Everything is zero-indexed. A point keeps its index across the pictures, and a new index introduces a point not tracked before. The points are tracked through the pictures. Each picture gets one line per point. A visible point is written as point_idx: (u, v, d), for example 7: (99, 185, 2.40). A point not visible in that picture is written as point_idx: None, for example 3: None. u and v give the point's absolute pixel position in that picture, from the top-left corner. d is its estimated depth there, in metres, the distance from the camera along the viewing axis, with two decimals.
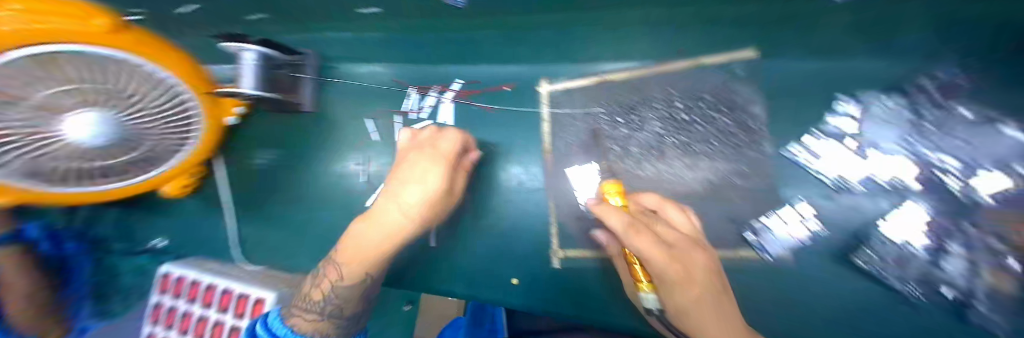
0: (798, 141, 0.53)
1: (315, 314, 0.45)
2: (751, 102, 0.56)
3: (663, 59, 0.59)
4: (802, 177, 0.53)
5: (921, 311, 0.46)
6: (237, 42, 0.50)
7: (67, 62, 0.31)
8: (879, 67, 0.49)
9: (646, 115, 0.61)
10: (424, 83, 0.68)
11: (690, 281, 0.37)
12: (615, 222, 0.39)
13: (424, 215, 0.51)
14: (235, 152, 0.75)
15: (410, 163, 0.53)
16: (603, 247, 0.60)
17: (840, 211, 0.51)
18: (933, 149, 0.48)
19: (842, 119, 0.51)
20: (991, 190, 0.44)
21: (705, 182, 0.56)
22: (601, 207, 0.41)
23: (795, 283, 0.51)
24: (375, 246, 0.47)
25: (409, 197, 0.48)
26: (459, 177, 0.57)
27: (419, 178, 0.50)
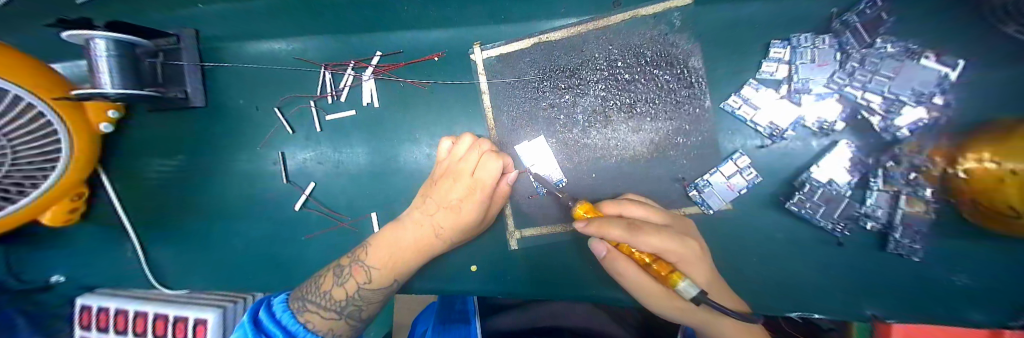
0: (737, 93, 0.52)
1: (333, 313, 0.47)
2: (691, 55, 0.53)
3: (599, 14, 0.55)
4: (738, 128, 0.53)
5: (837, 240, 0.51)
6: (81, 30, 0.40)
7: None
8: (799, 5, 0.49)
9: (588, 79, 0.56)
10: (337, 59, 0.59)
11: (690, 261, 0.39)
12: (618, 232, 0.36)
13: (455, 236, 0.52)
14: (134, 164, 0.65)
15: (447, 189, 0.51)
16: (557, 221, 0.58)
17: (772, 158, 0.52)
18: (859, 88, 0.46)
19: (775, 64, 0.50)
20: (909, 123, 0.44)
21: (649, 144, 0.55)
22: (596, 224, 0.38)
23: (732, 229, 0.54)
24: (414, 249, 0.51)
25: (443, 219, 0.51)
26: (496, 205, 0.52)
27: (455, 202, 0.50)
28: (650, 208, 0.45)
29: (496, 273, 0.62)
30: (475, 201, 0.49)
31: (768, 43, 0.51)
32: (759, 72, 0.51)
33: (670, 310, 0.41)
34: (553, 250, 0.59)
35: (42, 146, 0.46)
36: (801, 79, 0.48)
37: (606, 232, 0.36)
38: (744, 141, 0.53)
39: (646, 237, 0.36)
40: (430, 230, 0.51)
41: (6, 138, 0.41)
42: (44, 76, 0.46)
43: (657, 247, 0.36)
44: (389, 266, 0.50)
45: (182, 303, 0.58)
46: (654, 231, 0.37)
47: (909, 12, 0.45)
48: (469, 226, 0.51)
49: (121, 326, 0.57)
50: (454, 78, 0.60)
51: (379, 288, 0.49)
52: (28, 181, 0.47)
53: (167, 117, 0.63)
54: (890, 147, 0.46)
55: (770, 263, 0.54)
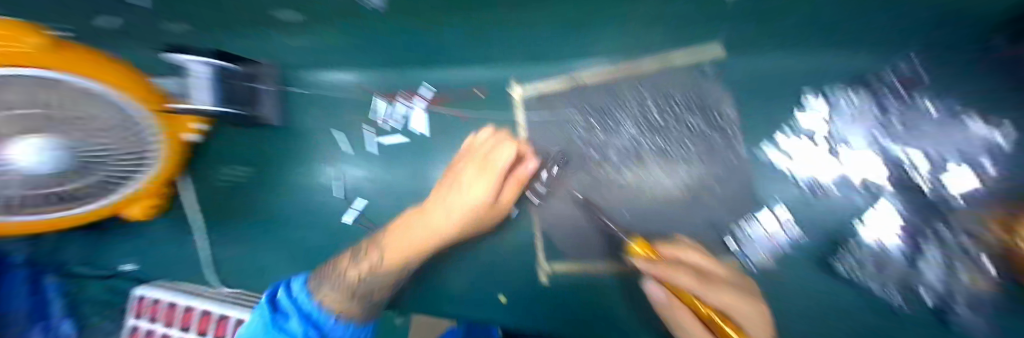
0: (771, 139, 0.52)
1: (343, 286, 0.56)
2: (723, 102, 0.53)
3: (629, 59, 0.57)
4: (780, 180, 0.52)
5: (890, 307, 0.48)
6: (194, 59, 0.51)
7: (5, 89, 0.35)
8: (843, 58, 0.47)
9: (621, 121, 0.59)
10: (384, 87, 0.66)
11: (754, 322, 0.40)
12: (688, 279, 0.40)
13: (462, 223, 0.61)
14: (204, 171, 0.72)
15: (467, 175, 0.62)
16: (585, 256, 0.59)
17: (816, 215, 0.51)
18: (900, 143, 0.46)
19: (810, 115, 0.49)
20: (962, 189, 0.44)
21: (683, 187, 0.56)
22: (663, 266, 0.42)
23: (770, 284, 0.52)
24: (425, 237, 0.60)
25: (456, 203, 0.60)
26: (506, 191, 0.61)
27: (467, 186, 0.60)
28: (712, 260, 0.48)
29: (520, 300, 0.63)
30: (488, 179, 0.60)
31: (802, 93, 0.49)
32: (793, 122, 0.50)
33: None
34: (581, 284, 0.60)
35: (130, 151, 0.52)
36: (841, 134, 0.49)
37: (673, 276, 0.41)
38: (784, 193, 0.52)
39: (716, 292, 0.39)
40: (443, 214, 0.60)
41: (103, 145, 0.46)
42: (150, 89, 0.53)
43: (726, 302, 0.39)
44: (402, 254, 0.59)
45: (223, 303, 0.65)
46: (724, 289, 0.41)
47: (949, 71, 0.42)
48: (475, 212, 0.60)
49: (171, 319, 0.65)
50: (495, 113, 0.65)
51: (388, 267, 0.59)
52: (120, 179, 0.55)
53: (240, 133, 0.71)
54: (946, 214, 0.45)
55: (814, 325, 0.51)
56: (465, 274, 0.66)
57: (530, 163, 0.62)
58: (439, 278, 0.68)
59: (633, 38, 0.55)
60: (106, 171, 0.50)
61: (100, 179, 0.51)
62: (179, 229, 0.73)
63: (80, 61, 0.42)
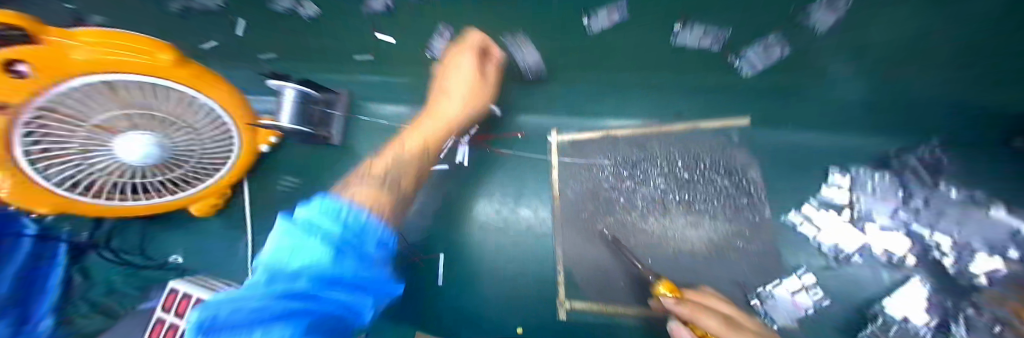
0: (798, 209, 0.57)
1: (376, 182, 0.47)
2: (749, 167, 0.60)
3: (662, 122, 0.65)
4: (804, 245, 0.56)
5: None
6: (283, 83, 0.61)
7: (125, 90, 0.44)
8: (856, 143, 0.57)
9: (649, 172, 0.64)
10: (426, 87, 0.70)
11: None
12: (714, 320, 0.39)
13: (465, 110, 0.64)
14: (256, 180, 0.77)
15: (455, 70, 0.65)
16: (606, 299, 0.61)
17: (841, 283, 0.53)
18: (927, 226, 0.52)
19: (834, 189, 0.56)
20: (984, 271, 0.47)
21: (707, 241, 0.59)
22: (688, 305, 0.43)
23: None
24: (436, 128, 0.63)
25: (452, 106, 0.64)
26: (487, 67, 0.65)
27: (455, 81, 0.64)
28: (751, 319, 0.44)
29: None
30: (468, 76, 0.63)
31: (829, 169, 0.57)
32: (823, 194, 0.57)
33: None
34: (598, 326, 0.60)
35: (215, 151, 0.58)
36: (863, 207, 0.54)
37: (698, 315, 0.41)
38: (809, 258, 0.55)
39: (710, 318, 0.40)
40: (441, 123, 0.63)
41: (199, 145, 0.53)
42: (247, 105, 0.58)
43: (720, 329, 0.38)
44: (417, 146, 0.59)
45: None
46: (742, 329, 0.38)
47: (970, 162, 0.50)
48: (472, 100, 0.64)
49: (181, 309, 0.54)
50: (532, 152, 0.72)
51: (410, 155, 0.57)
52: (199, 177, 0.60)
53: (302, 149, 0.78)
54: (969, 294, 0.47)
55: None
56: (483, 307, 0.65)
57: (496, 53, 0.65)
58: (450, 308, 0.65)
59: (664, 104, 0.65)
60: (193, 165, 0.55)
61: (186, 172, 0.56)
62: (212, 228, 0.75)
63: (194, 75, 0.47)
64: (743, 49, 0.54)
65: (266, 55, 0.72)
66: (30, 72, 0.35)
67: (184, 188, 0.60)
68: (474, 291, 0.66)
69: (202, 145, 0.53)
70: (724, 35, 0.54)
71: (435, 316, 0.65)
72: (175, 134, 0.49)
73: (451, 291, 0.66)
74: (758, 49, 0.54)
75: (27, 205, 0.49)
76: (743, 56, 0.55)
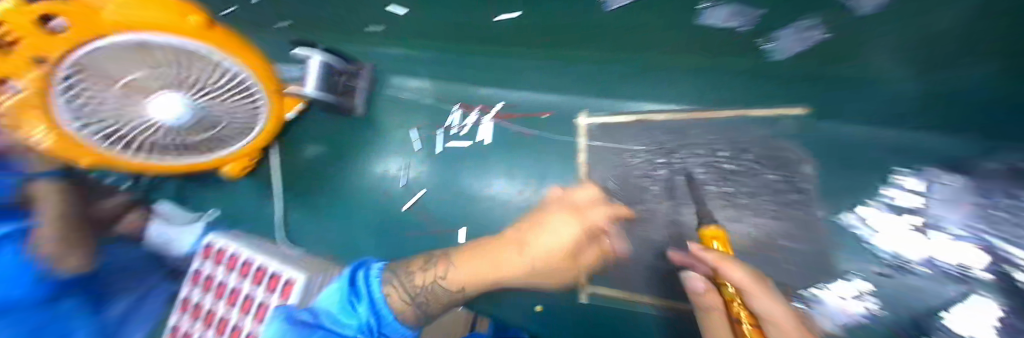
0: (850, 210, 0.52)
1: (409, 298, 0.49)
2: (804, 162, 0.56)
3: (706, 107, 0.63)
4: (855, 248, 0.50)
5: None
6: (308, 50, 0.57)
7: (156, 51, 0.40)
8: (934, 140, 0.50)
9: (688, 160, 0.60)
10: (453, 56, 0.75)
11: None
12: (743, 275, 0.32)
13: (537, 268, 0.51)
14: (282, 148, 0.78)
15: (552, 225, 0.51)
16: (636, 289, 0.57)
17: (901, 293, 0.46)
18: (1005, 238, 0.41)
19: (898, 191, 0.50)
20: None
21: (749, 236, 0.53)
22: (716, 253, 0.36)
23: None
24: (514, 267, 0.50)
25: (534, 252, 0.50)
26: (586, 245, 0.55)
27: (543, 237, 0.50)
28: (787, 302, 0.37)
29: (554, 319, 0.62)
30: (562, 241, 0.50)
31: (894, 169, 0.52)
32: (878, 196, 0.51)
33: None
34: (618, 313, 0.59)
35: (246, 115, 0.59)
36: (934, 214, 0.46)
37: (728, 267, 0.34)
38: (862, 265, 0.48)
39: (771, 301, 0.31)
40: (523, 268, 0.50)
41: (230, 107, 0.54)
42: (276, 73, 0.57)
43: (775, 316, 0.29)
44: (464, 279, 0.50)
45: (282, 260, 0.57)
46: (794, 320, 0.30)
47: None
48: (545, 263, 0.51)
49: (228, 267, 0.58)
50: (559, 134, 0.71)
51: (450, 286, 0.50)
52: (230, 138, 0.62)
53: (329, 118, 0.78)
54: None
55: None
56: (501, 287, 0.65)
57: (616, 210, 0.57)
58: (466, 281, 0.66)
59: (695, 90, 0.64)
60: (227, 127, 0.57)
61: (221, 134, 0.59)
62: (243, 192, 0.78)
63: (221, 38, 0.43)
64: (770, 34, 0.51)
65: (284, 22, 0.72)
66: (63, 28, 0.33)
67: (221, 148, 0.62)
68: None
69: (230, 111, 0.55)
70: (751, 16, 0.49)
71: None
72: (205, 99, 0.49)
73: None
74: (792, 31, 0.49)
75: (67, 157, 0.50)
76: (769, 40, 0.52)
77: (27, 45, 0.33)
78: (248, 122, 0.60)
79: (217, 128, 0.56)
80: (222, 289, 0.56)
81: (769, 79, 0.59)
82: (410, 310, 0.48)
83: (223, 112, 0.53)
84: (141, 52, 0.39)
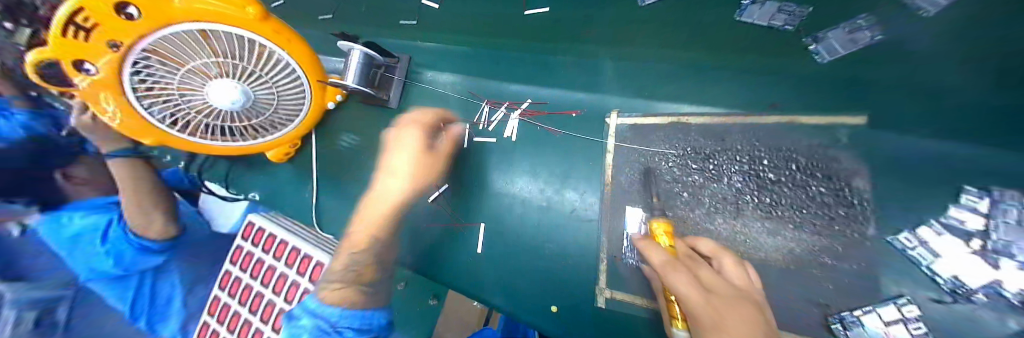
0: (911, 231, 0.45)
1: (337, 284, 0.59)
2: (855, 175, 0.49)
3: (752, 111, 0.59)
4: (903, 273, 0.45)
5: None
6: (350, 43, 0.59)
7: (215, 39, 0.50)
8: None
9: (724, 168, 0.57)
10: (484, 50, 0.78)
11: (717, 306, 0.38)
12: (661, 257, 0.46)
13: (418, 179, 0.64)
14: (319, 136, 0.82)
15: (405, 141, 0.65)
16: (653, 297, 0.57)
17: (949, 321, 0.42)
18: None
19: (966, 213, 0.42)
20: None
21: (788, 252, 0.51)
22: (646, 243, 0.50)
23: None
24: (392, 197, 0.63)
25: (402, 167, 0.63)
26: (429, 160, 0.66)
27: (394, 164, 0.64)
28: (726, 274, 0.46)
29: (571, 321, 0.64)
30: (404, 157, 0.63)
31: (963, 188, 0.43)
32: (946, 217, 0.43)
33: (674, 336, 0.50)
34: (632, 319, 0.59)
35: (293, 104, 0.65)
36: (1003, 240, 0.38)
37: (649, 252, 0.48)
38: (915, 289, 0.44)
39: (679, 277, 0.41)
40: (401, 189, 0.63)
41: (277, 95, 0.60)
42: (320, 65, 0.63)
43: (687, 291, 0.40)
44: (361, 238, 0.63)
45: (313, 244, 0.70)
46: (699, 289, 0.40)
47: None
48: (418, 182, 0.64)
49: (271, 247, 0.72)
50: (587, 134, 0.70)
51: (359, 249, 0.62)
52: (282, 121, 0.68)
53: (360, 107, 0.80)
54: None
55: None
56: (519, 282, 0.68)
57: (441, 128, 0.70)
58: (484, 274, 0.70)
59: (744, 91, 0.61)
60: (275, 111, 0.63)
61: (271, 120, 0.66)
62: (279, 178, 0.81)
63: (275, 30, 0.52)
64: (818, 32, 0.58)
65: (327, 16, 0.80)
66: (136, 15, 0.43)
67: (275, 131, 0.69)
68: (512, 265, 0.69)
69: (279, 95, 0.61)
70: (799, 14, 0.60)
71: (473, 282, 0.70)
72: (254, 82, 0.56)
73: (492, 262, 0.70)
74: (840, 33, 0.56)
75: (140, 136, 0.63)
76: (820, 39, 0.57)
77: (104, 30, 0.43)
78: (293, 109, 0.66)
79: (264, 114, 0.63)
80: (273, 269, 0.70)
81: (812, 81, 0.57)
82: (342, 289, 0.58)
83: (272, 99, 0.60)
84: (204, 39, 0.49)
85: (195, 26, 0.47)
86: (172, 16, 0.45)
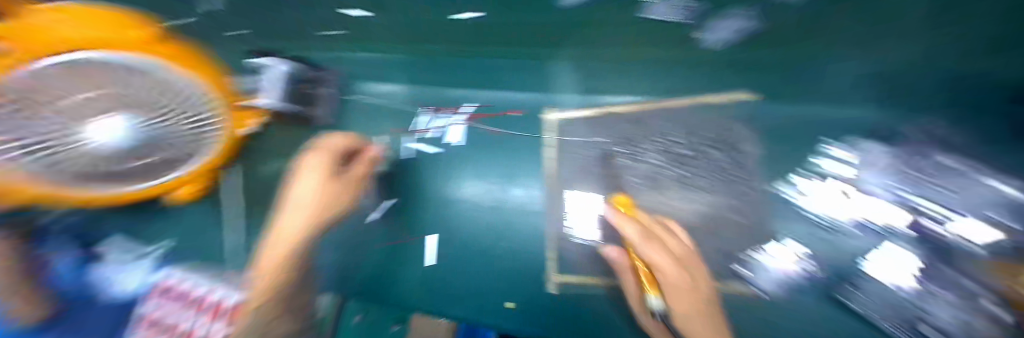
0: (786, 180, 0.60)
1: None
2: (744, 142, 0.61)
3: (665, 97, 0.66)
4: (789, 213, 0.58)
5: None
6: (273, 60, 0.61)
7: (102, 69, 0.38)
8: (851, 114, 0.63)
9: (647, 148, 0.64)
10: (422, 61, 0.77)
11: (678, 283, 0.47)
12: (634, 231, 0.53)
13: (326, 200, 0.52)
14: None
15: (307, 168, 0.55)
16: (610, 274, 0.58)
17: (823, 248, 0.55)
18: (927, 199, 0.56)
19: (826, 160, 0.60)
20: (905, 261, 0.52)
21: (699, 214, 0.59)
22: (620, 218, 0.56)
23: (793, 322, 0.49)
24: (294, 229, 0.47)
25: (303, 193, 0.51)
26: (344, 182, 0.56)
27: (296, 196, 0.52)
28: (674, 237, 0.54)
29: (529, 313, 0.60)
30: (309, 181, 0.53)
31: (821, 139, 0.61)
32: (806, 167, 0.60)
33: (636, 308, 0.54)
34: (587, 301, 0.58)
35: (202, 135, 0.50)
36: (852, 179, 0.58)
37: (623, 229, 0.55)
38: (794, 227, 0.57)
39: (652, 249, 0.50)
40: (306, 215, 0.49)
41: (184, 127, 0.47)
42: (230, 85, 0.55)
43: (656, 260, 0.49)
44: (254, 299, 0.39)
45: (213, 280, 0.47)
46: (660, 251, 0.50)
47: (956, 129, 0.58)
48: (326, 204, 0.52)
49: None
50: (527, 130, 0.72)
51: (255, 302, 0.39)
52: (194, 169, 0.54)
53: None
54: (949, 255, 0.51)
55: None
56: (470, 287, 0.62)
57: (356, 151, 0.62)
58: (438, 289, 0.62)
59: (659, 81, 0.67)
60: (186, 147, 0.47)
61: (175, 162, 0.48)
62: None
63: (166, 52, 0.45)
64: (709, 24, 0.63)
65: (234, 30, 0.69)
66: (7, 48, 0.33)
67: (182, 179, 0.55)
68: (464, 269, 0.64)
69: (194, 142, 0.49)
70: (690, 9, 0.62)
71: (416, 297, 0.59)
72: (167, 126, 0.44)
73: (442, 272, 0.63)
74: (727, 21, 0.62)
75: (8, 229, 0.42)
76: (711, 29, 0.63)
77: None
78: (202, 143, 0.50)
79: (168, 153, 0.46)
80: None
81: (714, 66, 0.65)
82: None
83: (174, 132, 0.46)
84: (85, 74, 0.37)
85: (69, 59, 0.35)
86: (55, 48, 0.35)
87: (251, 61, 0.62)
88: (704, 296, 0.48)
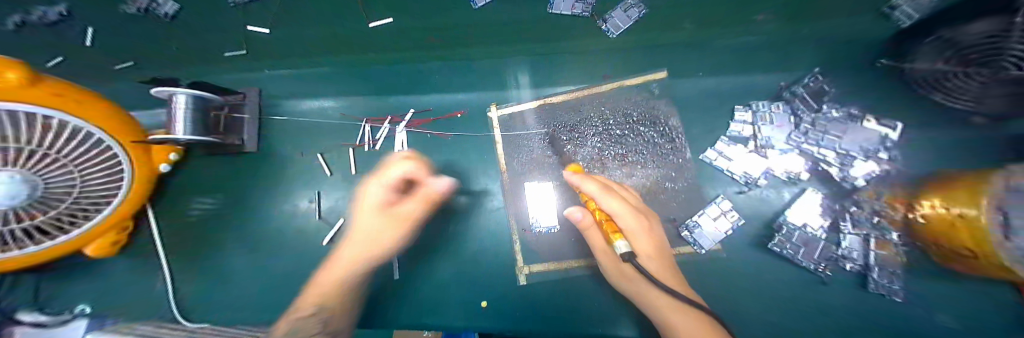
0: (712, 147, 0.64)
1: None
2: (670, 116, 0.66)
3: (593, 83, 0.69)
4: (717, 176, 0.64)
5: (809, 279, 0.57)
6: (168, 88, 0.49)
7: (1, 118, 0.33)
8: (774, 75, 0.64)
9: (586, 133, 0.67)
10: (341, 69, 0.69)
11: (638, 230, 0.48)
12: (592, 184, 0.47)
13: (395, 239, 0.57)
14: (164, 205, 0.69)
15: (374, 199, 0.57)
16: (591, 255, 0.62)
17: (750, 203, 0.62)
18: (815, 145, 0.60)
19: (740, 125, 0.63)
20: (817, 202, 0.58)
21: (640, 187, 0.64)
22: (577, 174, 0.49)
23: (708, 266, 0.59)
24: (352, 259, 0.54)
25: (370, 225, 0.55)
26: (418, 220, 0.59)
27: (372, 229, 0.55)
28: (629, 193, 0.58)
29: (502, 307, 0.62)
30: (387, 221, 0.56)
31: (733, 108, 0.65)
32: (730, 131, 0.64)
33: (607, 263, 0.53)
34: (559, 284, 0.62)
35: (106, 175, 0.47)
36: (764, 136, 0.61)
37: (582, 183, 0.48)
38: (724, 187, 0.63)
39: (612, 199, 0.47)
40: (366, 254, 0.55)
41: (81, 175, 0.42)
42: (132, 123, 0.50)
43: (617, 209, 0.47)
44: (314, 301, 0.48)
45: None
46: (619, 199, 0.48)
47: (863, 78, 0.61)
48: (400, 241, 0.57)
49: None
50: (473, 130, 0.73)
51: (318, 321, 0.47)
52: (82, 213, 0.46)
53: (219, 160, 0.71)
54: (852, 193, 0.58)
55: (773, 294, 0.58)
56: (444, 290, 0.64)
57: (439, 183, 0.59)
58: (414, 299, 0.64)
59: (594, 67, 0.67)
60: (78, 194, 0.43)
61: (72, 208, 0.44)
62: (142, 269, 0.66)
63: (58, 94, 0.39)
64: (606, 13, 0.59)
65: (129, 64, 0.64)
66: None
67: (69, 229, 0.47)
68: (433, 276, 0.65)
69: (80, 175, 0.42)
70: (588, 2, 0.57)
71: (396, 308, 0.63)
72: (55, 170, 0.39)
73: (412, 281, 0.64)
74: (620, 10, 0.58)
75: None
76: (606, 19, 0.59)
77: None
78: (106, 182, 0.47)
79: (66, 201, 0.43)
80: None
81: (644, 49, 0.63)
82: None
83: (73, 183, 0.42)
84: None
85: None
86: None
87: (155, 91, 0.49)
88: (658, 238, 0.53)
